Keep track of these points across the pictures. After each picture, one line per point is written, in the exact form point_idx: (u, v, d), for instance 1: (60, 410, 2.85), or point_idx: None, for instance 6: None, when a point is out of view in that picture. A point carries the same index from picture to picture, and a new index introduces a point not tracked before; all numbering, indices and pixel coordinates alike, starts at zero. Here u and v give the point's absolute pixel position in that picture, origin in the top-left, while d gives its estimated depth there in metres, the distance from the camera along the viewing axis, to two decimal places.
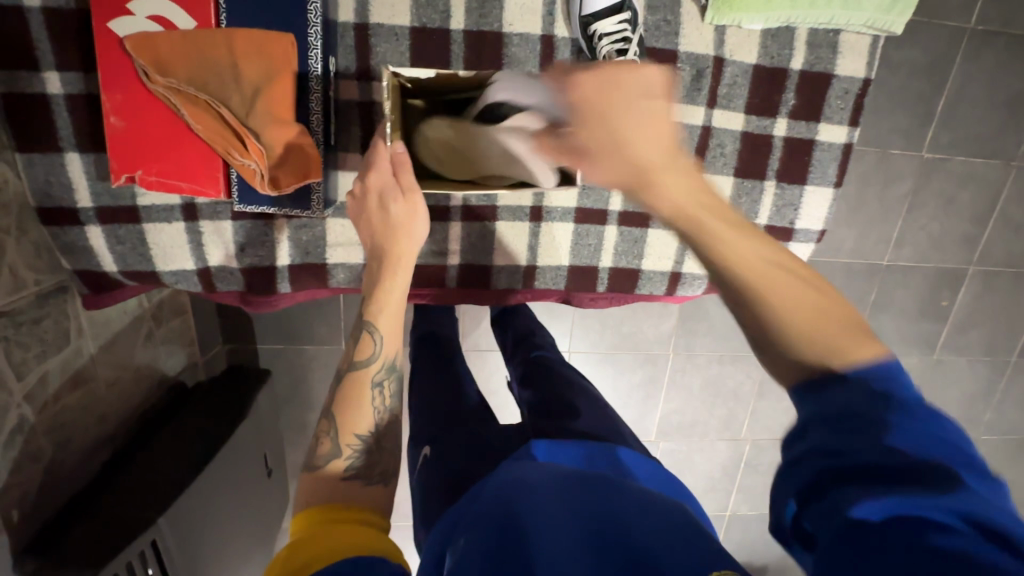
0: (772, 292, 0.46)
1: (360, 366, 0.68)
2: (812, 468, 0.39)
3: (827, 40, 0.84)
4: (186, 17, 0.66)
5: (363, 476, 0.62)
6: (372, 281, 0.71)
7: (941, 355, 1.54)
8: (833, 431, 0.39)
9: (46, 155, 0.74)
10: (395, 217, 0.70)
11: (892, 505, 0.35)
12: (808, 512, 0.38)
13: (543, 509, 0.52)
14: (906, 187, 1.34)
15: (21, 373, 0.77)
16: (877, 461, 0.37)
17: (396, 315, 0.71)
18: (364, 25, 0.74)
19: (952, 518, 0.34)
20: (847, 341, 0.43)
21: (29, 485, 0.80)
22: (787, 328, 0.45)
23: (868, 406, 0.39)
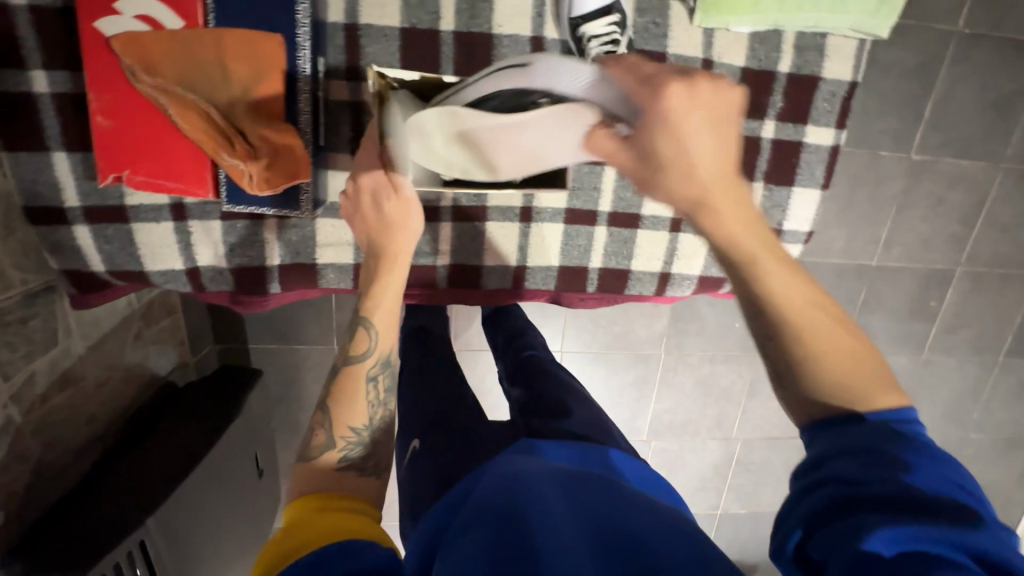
0: (812, 338, 0.50)
1: (355, 361, 0.67)
2: (829, 497, 0.43)
3: (815, 43, 0.85)
4: (173, 17, 0.65)
5: (356, 468, 0.62)
6: (367, 280, 0.71)
7: (929, 355, 1.55)
8: (858, 466, 0.44)
9: (33, 154, 0.74)
10: (389, 216, 0.69)
11: (907, 539, 0.39)
12: (821, 537, 0.42)
13: (535, 505, 0.52)
14: (894, 189, 1.35)
15: (8, 372, 0.77)
16: (893, 494, 0.41)
17: (391, 312, 0.70)
18: (353, 25, 0.74)
19: (958, 553, 0.39)
20: (873, 387, 0.49)
21: (16, 486, 0.80)
22: (816, 372, 0.50)
23: (887, 445, 0.44)
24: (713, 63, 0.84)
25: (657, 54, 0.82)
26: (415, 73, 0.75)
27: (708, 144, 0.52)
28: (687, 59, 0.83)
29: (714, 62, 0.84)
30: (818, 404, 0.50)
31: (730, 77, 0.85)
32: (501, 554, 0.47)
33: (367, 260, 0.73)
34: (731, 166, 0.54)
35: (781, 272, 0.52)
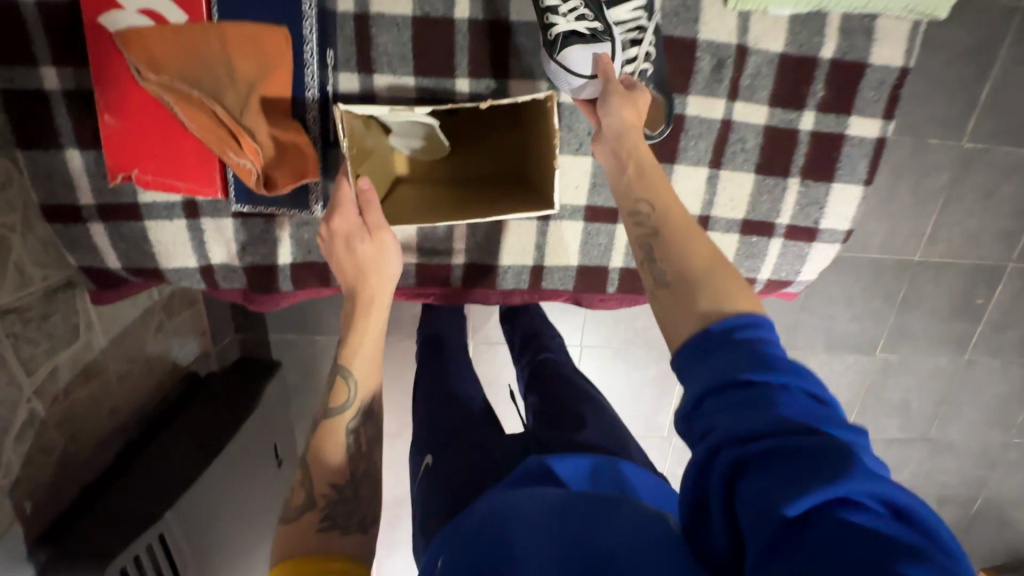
0: (669, 217, 0.57)
1: (335, 414, 0.66)
2: (728, 461, 0.40)
3: (863, 26, 0.77)
4: (177, 10, 0.63)
5: (340, 526, 0.60)
6: (345, 325, 0.68)
7: (972, 356, 1.47)
8: (734, 414, 0.41)
9: (47, 152, 0.74)
10: (364, 258, 0.66)
11: (815, 495, 0.36)
12: (735, 506, 0.40)
13: (526, 533, 0.49)
14: (943, 179, 1.26)
15: (30, 368, 0.78)
16: (780, 439, 0.39)
17: (374, 363, 0.69)
18: (364, 14, 0.70)
19: (856, 492, 0.36)
20: (732, 294, 0.49)
21: (41, 477, 0.82)
22: (689, 259, 0.53)
23: (757, 374, 0.42)
24: (748, 50, 0.77)
25: (687, 41, 0.76)
26: (384, 107, 0.68)
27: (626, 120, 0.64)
28: (720, 46, 0.77)
29: (749, 49, 0.77)
30: (685, 307, 0.50)
31: (766, 64, 0.78)
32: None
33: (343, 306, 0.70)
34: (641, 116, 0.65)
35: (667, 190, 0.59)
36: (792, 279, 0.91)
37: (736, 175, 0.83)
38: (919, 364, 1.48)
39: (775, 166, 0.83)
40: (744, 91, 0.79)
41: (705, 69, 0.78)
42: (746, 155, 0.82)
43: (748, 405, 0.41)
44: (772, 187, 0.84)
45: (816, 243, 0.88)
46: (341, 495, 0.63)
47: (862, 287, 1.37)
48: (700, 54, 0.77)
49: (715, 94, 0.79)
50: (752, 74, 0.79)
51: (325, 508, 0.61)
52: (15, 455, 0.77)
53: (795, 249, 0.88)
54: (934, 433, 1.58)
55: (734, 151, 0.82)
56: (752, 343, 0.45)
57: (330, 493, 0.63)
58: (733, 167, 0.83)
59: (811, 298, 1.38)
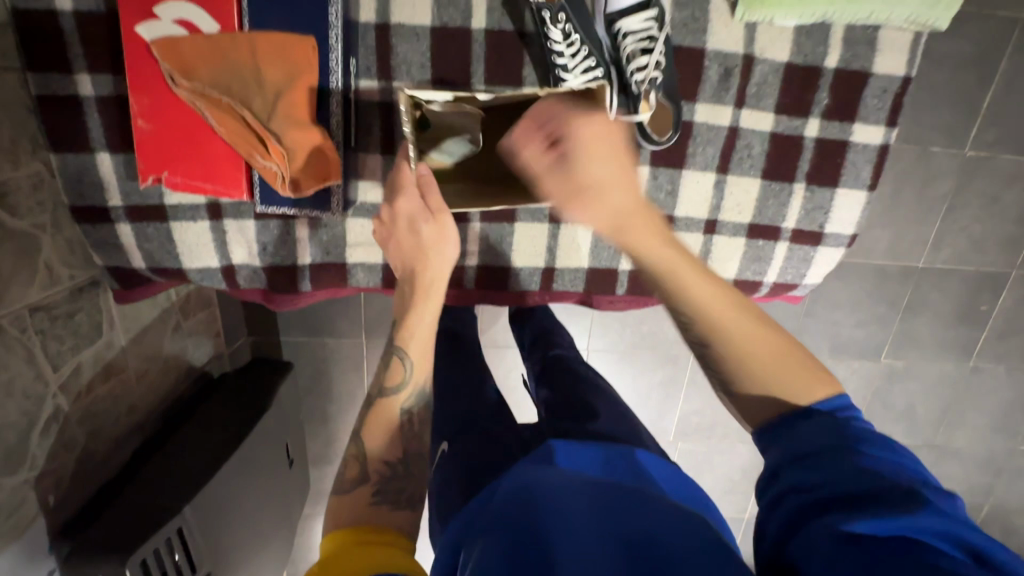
0: (693, 294, 0.58)
1: (389, 394, 0.68)
2: (796, 503, 0.45)
3: (866, 36, 0.80)
4: (209, 20, 0.65)
5: (390, 500, 0.60)
6: (401, 309, 0.72)
7: (977, 362, 1.48)
8: (808, 467, 0.46)
9: (78, 155, 0.77)
10: (427, 240, 0.71)
11: (879, 527, 0.40)
12: (795, 540, 0.43)
13: (553, 520, 0.51)
14: (946, 187, 1.28)
15: (57, 364, 0.81)
16: (853, 484, 0.43)
17: (428, 347, 0.72)
18: (385, 25, 0.73)
19: (929, 536, 0.40)
20: (808, 383, 0.53)
21: (65, 471, 0.84)
22: (744, 348, 0.55)
23: (841, 439, 0.47)
24: (754, 59, 0.80)
25: (695, 51, 0.79)
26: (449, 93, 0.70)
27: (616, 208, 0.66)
28: (727, 55, 0.79)
29: (755, 58, 0.80)
30: (780, 403, 0.52)
31: (772, 73, 0.81)
32: (521, 563, 0.47)
33: (400, 286, 0.74)
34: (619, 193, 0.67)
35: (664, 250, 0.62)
36: (798, 282, 0.93)
37: (742, 181, 0.86)
38: (924, 370, 1.49)
39: (781, 171, 0.85)
40: (750, 99, 0.82)
41: (713, 78, 0.80)
42: (753, 161, 0.85)
43: (826, 457, 0.46)
44: (778, 192, 0.86)
45: (821, 246, 0.90)
46: (393, 470, 0.63)
47: (867, 293, 1.39)
48: (707, 63, 0.79)
49: (722, 101, 0.81)
50: (759, 83, 0.81)
51: (376, 483, 0.61)
52: (40, 450, 0.79)
53: (801, 253, 0.90)
54: (940, 440, 1.59)
55: (741, 158, 0.84)
56: (839, 416, 0.50)
57: (385, 468, 0.63)
58: (739, 172, 0.85)
59: (816, 303, 1.40)
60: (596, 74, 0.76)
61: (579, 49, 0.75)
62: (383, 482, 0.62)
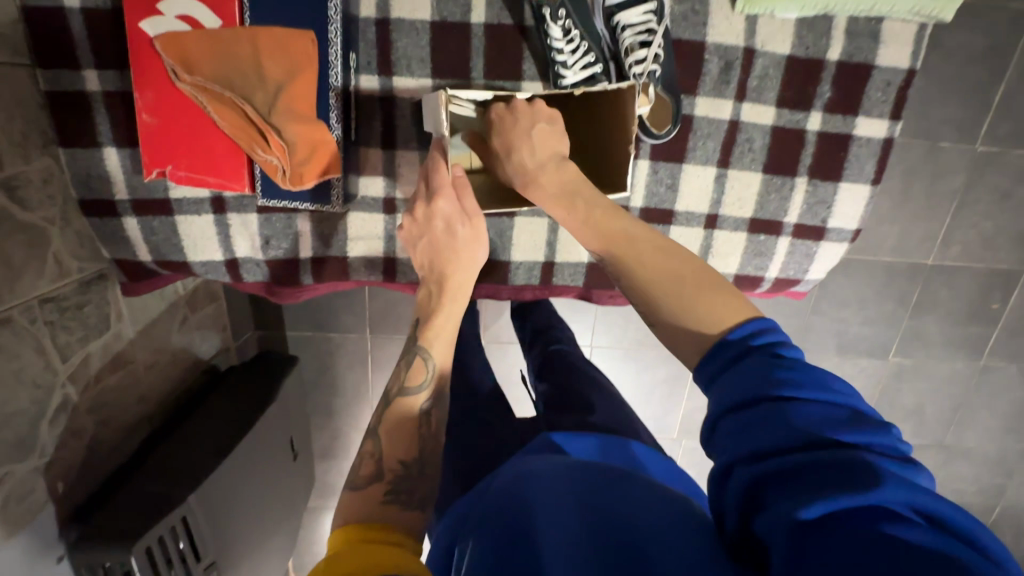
0: (619, 249, 0.64)
1: (411, 393, 0.67)
2: (744, 478, 0.43)
3: (869, 28, 0.79)
4: (212, 16, 0.66)
5: (401, 500, 0.58)
6: (427, 307, 0.72)
7: (988, 361, 1.46)
8: (746, 433, 0.43)
9: (86, 150, 0.78)
10: (461, 240, 0.72)
11: (832, 503, 0.38)
12: (758, 518, 0.41)
13: (544, 509, 0.51)
14: (957, 183, 1.26)
15: (65, 355, 0.83)
16: (796, 451, 0.41)
17: (448, 344, 0.71)
18: (385, 20, 0.74)
19: (879, 501, 0.37)
20: (725, 308, 0.53)
21: (73, 460, 0.86)
22: (650, 277, 0.60)
23: (768, 389, 0.44)
24: (755, 52, 0.79)
25: (695, 44, 0.79)
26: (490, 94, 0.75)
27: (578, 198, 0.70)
28: (727, 48, 0.79)
29: (756, 51, 0.79)
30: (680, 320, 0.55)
31: (773, 66, 0.80)
32: (511, 554, 0.47)
33: (425, 285, 0.74)
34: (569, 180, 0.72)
35: (625, 237, 0.64)
36: (800, 278, 0.92)
37: (743, 175, 0.85)
38: (934, 369, 1.47)
39: (783, 165, 0.85)
40: (751, 93, 0.81)
41: (713, 72, 0.80)
42: (754, 155, 0.84)
43: (758, 421, 0.43)
44: (780, 187, 0.86)
45: (824, 241, 0.89)
46: (408, 471, 0.61)
47: (875, 291, 1.37)
48: (708, 56, 0.79)
49: (723, 95, 0.81)
50: (760, 76, 0.80)
51: (391, 481, 0.60)
52: (49, 438, 0.81)
53: (803, 248, 0.89)
54: (950, 440, 1.57)
55: (742, 152, 0.84)
56: (759, 356, 0.47)
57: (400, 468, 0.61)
58: (740, 167, 0.85)
59: (822, 300, 1.38)
60: (596, 69, 0.77)
61: (577, 43, 0.75)
62: (399, 482, 0.60)
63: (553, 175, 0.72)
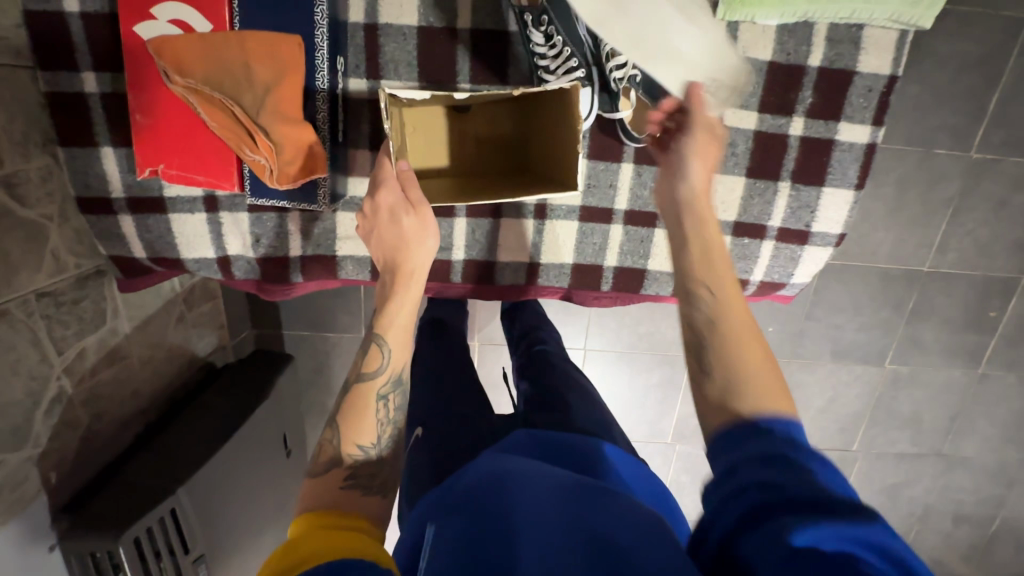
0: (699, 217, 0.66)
1: (367, 378, 0.68)
2: (749, 501, 0.45)
3: (850, 35, 0.80)
4: (201, 20, 0.67)
5: (362, 485, 0.61)
6: (382, 296, 0.71)
7: (987, 370, 1.45)
8: (763, 468, 0.46)
9: (84, 150, 0.81)
10: (406, 231, 0.69)
11: (826, 534, 0.40)
12: (747, 535, 0.43)
13: (517, 509, 0.53)
14: (951, 190, 1.26)
15: (61, 347, 0.85)
16: (803, 489, 0.44)
17: (404, 334, 0.71)
18: (373, 25, 0.76)
19: (872, 552, 0.39)
20: (778, 394, 0.54)
21: (66, 451, 0.88)
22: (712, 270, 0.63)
23: (789, 451, 0.47)
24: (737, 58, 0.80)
25: None
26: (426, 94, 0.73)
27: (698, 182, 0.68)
28: None
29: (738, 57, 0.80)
30: (733, 382, 0.55)
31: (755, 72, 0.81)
32: (484, 556, 0.48)
33: (382, 277, 0.73)
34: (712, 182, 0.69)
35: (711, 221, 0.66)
36: (786, 282, 0.93)
37: (726, 179, 0.87)
38: (930, 377, 1.46)
39: (766, 169, 0.86)
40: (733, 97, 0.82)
41: None
42: (737, 159, 0.85)
43: (780, 465, 0.46)
44: (763, 191, 0.87)
45: (808, 245, 0.90)
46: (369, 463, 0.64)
47: (869, 297, 1.37)
48: None
49: None
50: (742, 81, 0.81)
51: (350, 466, 0.62)
52: (44, 428, 0.83)
53: (787, 251, 0.91)
54: (948, 449, 1.56)
55: (725, 156, 0.85)
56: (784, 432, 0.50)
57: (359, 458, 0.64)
58: (723, 171, 0.86)
59: (817, 306, 1.39)
60: (578, 74, 0.75)
61: (561, 47, 0.75)
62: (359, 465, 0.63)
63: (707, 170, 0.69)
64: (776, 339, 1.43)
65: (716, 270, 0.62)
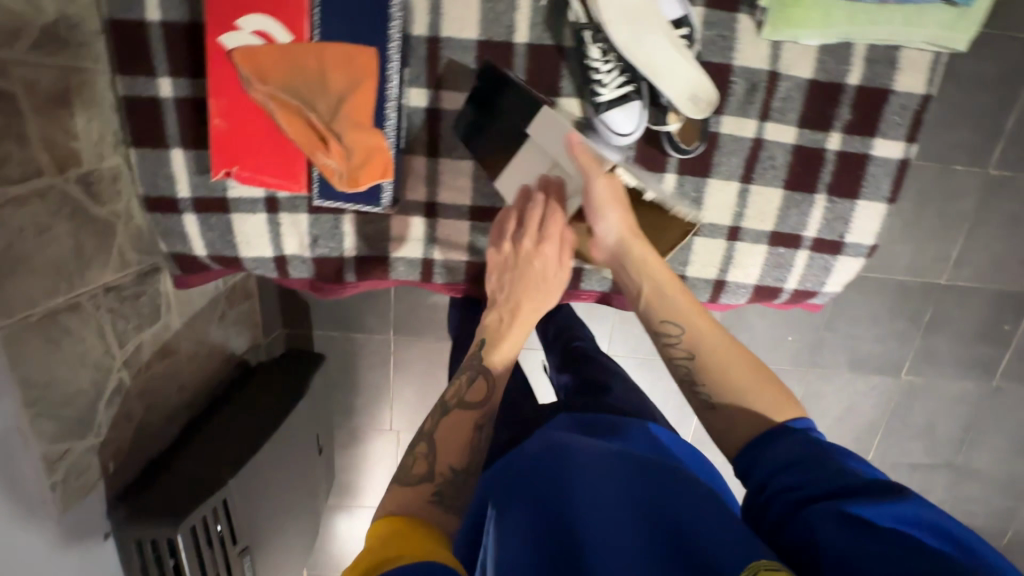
0: (641, 259, 0.73)
1: (468, 407, 0.70)
2: (792, 496, 0.53)
3: (887, 56, 0.83)
4: (284, 33, 0.71)
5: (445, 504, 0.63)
6: (498, 331, 0.76)
7: (1000, 382, 1.48)
8: (803, 470, 0.54)
9: (155, 151, 0.83)
10: (548, 285, 0.77)
11: (873, 511, 0.48)
12: (803, 519, 0.51)
13: (569, 461, 0.59)
14: (968, 205, 1.30)
15: (123, 340, 0.88)
16: (839, 479, 0.52)
17: (507, 363, 0.75)
18: (435, 38, 0.80)
19: (911, 524, 0.47)
20: (782, 405, 0.62)
21: (122, 442, 0.90)
22: (668, 290, 0.71)
23: (826, 452, 0.55)
24: (779, 76, 0.84)
25: (723, 67, 0.83)
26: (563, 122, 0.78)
27: (617, 226, 0.74)
28: (753, 71, 0.83)
29: (780, 74, 0.84)
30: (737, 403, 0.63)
31: (796, 89, 0.85)
32: (551, 539, 0.53)
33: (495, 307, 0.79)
34: (628, 222, 0.74)
35: (644, 257, 0.73)
36: (818, 290, 0.97)
37: (765, 190, 0.90)
38: (945, 388, 1.49)
39: (803, 181, 0.90)
40: (774, 113, 0.86)
41: (739, 92, 0.84)
42: (776, 171, 0.89)
43: (816, 463, 0.54)
44: (799, 203, 0.91)
45: (841, 255, 0.94)
46: (455, 479, 0.65)
47: (887, 309, 1.40)
48: (734, 78, 0.83)
49: (747, 115, 0.86)
50: (783, 98, 0.85)
51: (438, 483, 0.64)
52: (105, 418, 0.85)
53: (821, 261, 0.94)
54: (960, 459, 1.58)
55: (764, 169, 0.89)
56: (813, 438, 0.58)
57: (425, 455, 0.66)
58: (762, 183, 0.90)
59: (836, 317, 1.42)
60: (629, 89, 0.80)
61: (614, 64, 0.79)
62: (444, 483, 0.64)
63: (617, 217, 0.74)
64: (794, 348, 1.46)
65: (677, 305, 0.70)
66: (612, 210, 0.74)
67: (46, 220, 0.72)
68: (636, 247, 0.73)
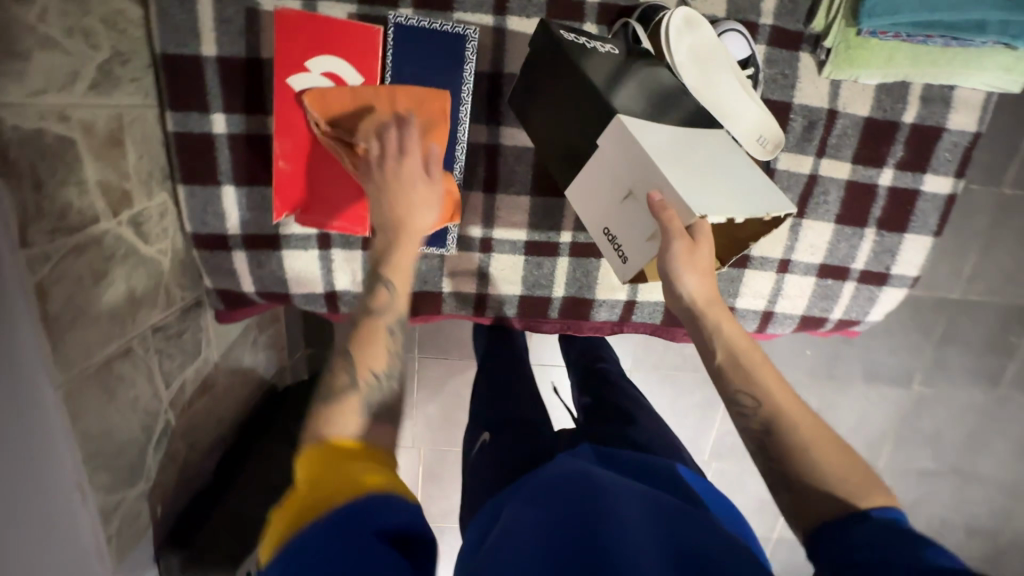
0: (722, 328, 0.63)
1: (363, 343, 0.60)
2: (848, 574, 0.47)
3: (942, 95, 0.85)
4: (355, 76, 0.75)
5: None
6: (382, 249, 0.65)
7: (1005, 390, 1.52)
8: (871, 548, 0.48)
9: (206, 188, 0.80)
10: (418, 192, 0.67)
11: None
12: None
13: (605, 493, 0.55)
14: (982, 223, 1.33)
15: (169, 380, 0.85)
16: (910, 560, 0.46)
17: (403, 276, 0.64)
18: (496, 74, 0.79)
19: None
20: (870, 486, 0.55)
21: (167, 484, 0.88)
22: (749, 361, 0.62)
23: (902, 536, 0.48)
24: (838, 113, 0.84)
25: (783, 104, 0.83)
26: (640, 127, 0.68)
27: (699, 290, 0.62)
28: (813, 109, 0.84)
29: (839, 112, 0.84)
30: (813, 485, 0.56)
31: (852, 126, 0.85)
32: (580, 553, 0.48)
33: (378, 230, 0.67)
34: (712, 287, 0.64)
35: (726, 325, 0.63)
36: (861, 319, 0.98)
37: (817, 225, 0.91)
38: (952, 397, 1.53)
39: (854, 216, 0.91)
40: (830, 149, 0.86)
41: (798, 129, 0.84)
42: (828, 207, 0.90)
43: (885, 544, 0.48)
44: (850, 236, 0.92)
45: (886, 286, 0.95)
46: None
47: (903, 323, 1.44)
48: (794, 116, 0.84)
49: (804, 151, 0.86)
50: (840, 135, 0.86)
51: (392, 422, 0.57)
52: (154, 462, 0.83)
53: (866, 292, 0.96)
54: (965, 465, 1.63)
55: (817, 204, 0.89)
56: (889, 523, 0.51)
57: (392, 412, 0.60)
58: (814, 217, 0.90)
59: None
60: None
61: None
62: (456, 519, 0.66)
63: (703, 281, 0.62)
64: (812, 362, 1.49)
65: (760, 378, 0.61)
66: (697, 274, 0.61)
67: (101, 266, 0.69)
68: (713, 312, 0.63)
